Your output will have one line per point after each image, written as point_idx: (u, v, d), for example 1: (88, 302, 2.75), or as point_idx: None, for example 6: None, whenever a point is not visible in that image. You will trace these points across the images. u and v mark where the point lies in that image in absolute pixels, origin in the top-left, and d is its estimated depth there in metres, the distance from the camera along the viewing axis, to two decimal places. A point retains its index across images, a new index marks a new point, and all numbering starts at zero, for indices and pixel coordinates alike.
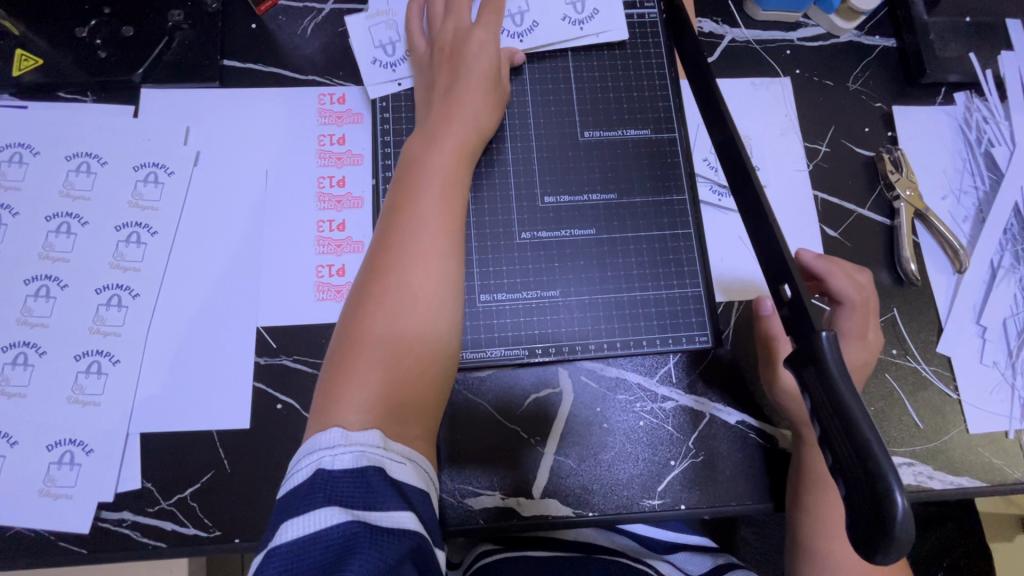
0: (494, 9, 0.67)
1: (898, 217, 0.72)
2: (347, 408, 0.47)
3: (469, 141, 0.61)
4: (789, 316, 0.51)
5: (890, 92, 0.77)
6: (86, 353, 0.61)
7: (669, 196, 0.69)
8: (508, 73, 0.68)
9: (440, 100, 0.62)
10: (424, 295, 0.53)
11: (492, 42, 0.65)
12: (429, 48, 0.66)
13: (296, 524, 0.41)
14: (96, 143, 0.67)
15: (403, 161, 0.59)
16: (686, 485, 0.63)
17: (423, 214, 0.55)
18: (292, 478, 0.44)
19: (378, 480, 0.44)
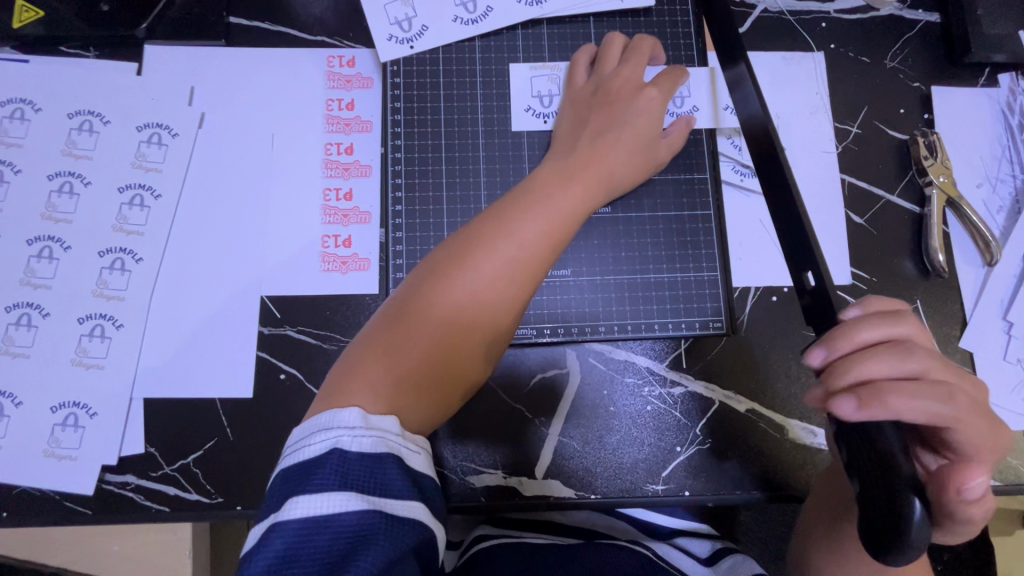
0: (670, 79, 0.62)
1: (928, 205, 0.69)
2: (364, 392, 0.46)
3: (598, 192, 0.56)
4: (810, 306, 0.50)
5: (930, 71, 0.73)
6: (90, 317, 0.61)
7: (690, 174, 0.66)
8: (670, 143, 0.62)
9: (585, 140, 0.58)
10: (482, 328, 0.50)
11: (661, 106, 0.60)
12: (588, 90, 0.62)
13: (307, 504, 0.40)
14: (99, 101, 0.65)
15: (522, 185, 0.56)
16: (691, 471, 0.63)
17: (512, 244, 0.51)
18: (305, 450, 0.42)
19: (394, 472, 0.42)
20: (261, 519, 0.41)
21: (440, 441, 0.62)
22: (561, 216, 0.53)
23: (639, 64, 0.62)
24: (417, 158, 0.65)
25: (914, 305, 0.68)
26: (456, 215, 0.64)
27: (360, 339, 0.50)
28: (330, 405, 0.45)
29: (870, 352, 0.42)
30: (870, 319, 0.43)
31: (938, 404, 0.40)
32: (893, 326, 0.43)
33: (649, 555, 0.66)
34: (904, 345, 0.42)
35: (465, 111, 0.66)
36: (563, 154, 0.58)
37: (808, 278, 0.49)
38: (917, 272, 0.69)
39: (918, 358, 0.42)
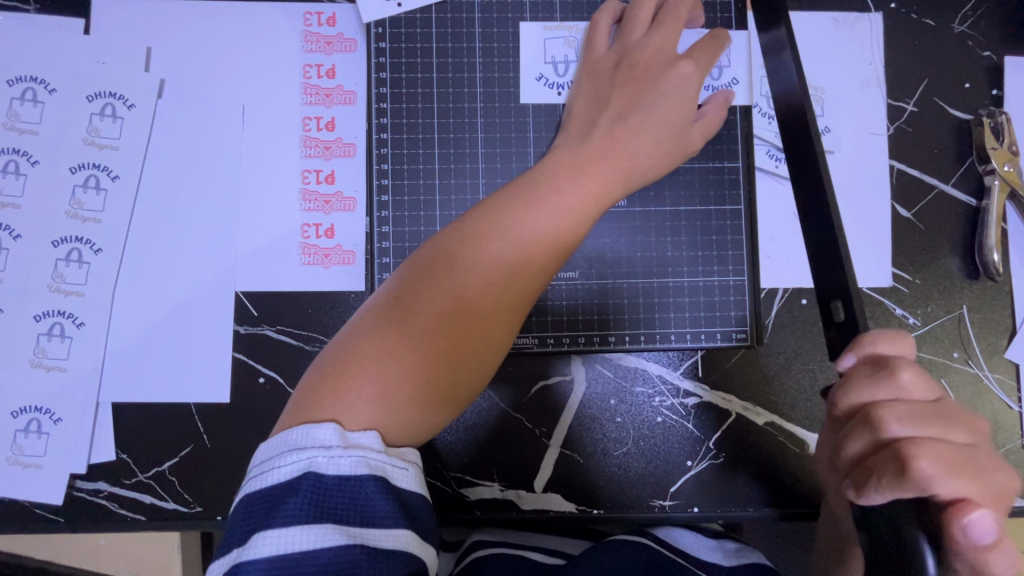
0: (709, 52, 0.53)
1: (986, 198, 0.61)
2: (339, 406, 0.39)
3: (616, 187, 0.48)
4: (835, 339, 0.44)
5: (1004, 38, 0.62)
6: (47, 314, 0.55)
7: (719, 162, 0.58)
8: (705, 125, 0.53)
9: (604, 126, 0.50)
10: (481, 340, 0.43)
11: (697, 84, 0.51)
12: (614, 59, 0.53)
13: (276, 538, 0.34)
14: (42, 65, 0.57)
15: (527, 175, 0.48)
16: (702, 487, 0.58)
17: (514, 244, 0.43)
18: (275, 473, 0.37)
19: (377, 496, 0.36)
20: (225, 553, 0.36)
21: (434, 452, 0.58)
22: (572, 212, 0.45)
23: (673, 28, 0.53)
24: (406, 138, 0.57)
25: (959, 310, 0.61)
26: (450, 207, 0.57)
27: (337, 343, 0.43)
28: (302, 419, 0.39)
29: (849, 427, 0.37)
30: (850, 382, 0.38)
31: (933, 479, 0.32)
32: (880, 386, 0.36)
33: (650, 543, 0.55)
34: (885, 406, 0.36)
35: (462, 84, 0.57)
36: (577, 138, 0.50)
37: (837, 309, 0.43)
38: (966, 274, 0.61)
39: (902, 421, 0.35)
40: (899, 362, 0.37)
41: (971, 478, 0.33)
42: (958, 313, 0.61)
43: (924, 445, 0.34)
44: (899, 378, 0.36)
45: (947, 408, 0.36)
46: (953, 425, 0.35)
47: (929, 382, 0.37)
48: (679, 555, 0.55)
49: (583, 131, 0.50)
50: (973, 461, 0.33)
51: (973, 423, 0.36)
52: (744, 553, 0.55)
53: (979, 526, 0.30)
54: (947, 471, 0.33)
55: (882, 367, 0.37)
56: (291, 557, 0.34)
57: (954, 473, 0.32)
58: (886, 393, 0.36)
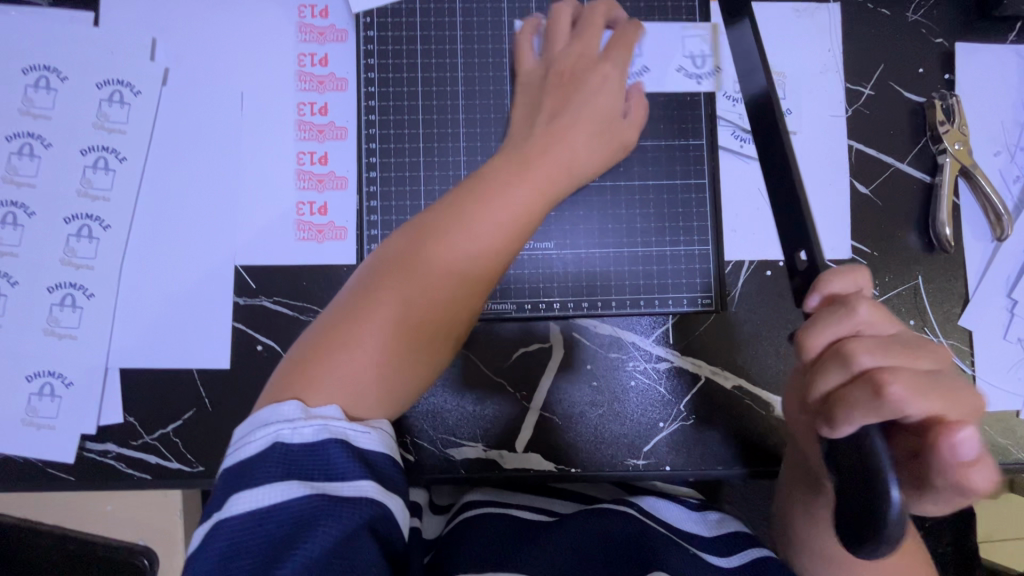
0: (625, 46, 0.58)
1: (939, 174, 0.65)
2: (304, 391, 0.43)
3: (561, 179, 0.52)
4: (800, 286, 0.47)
5: (955, 25, 0.67)
6: (60, 286, 0.59)
7: (685, 141, 0.62)
8: (637, 117, 0.58)
9: (541, 127, 0.55)
10: (436, 324, 0.47)
11: (617, 83, 0.57)
12: (542, 69, 0.58)
13: (248, 498, 0.38)
14: (55, 54, 0.61)
15: (478, 175, 0.52)
16: (673, 447, 0.62)
17: (464, 238, 0.47)
18: (245, 447, 0.40)
19: (340, 454, 0.40)
20: (204, 520, 0.39)
21: (420, 414, 0.61)
22: (518, 206, 0.49)
23: (591, 35, 0.58)
24: (392, 120, 0.61)
25: (915, 281, 0.65)
26: (434, 182, 0.61)
27: (304, 339, 0.47)
28: (269, 404, 0.43)
29: (821, 365, 0.40)
30: (817, 320, 0.41)
31: (900, 398, 0.36)
32: (842, 323, 0.40)
33: (635, 514, 0.60)
34: (850, 340, 0.39)
35: (444, 70, 0.61)
36: (520, 139, 0.55)
37: (801, 258, 0.46)
38: (921, 246, 0.65)
39: (870, 352, 0.38)
40: (857, 300, 0.40)
41: (937, 395, 0.36)
42: (914, 283, 0.65)
43: (895, 371, 0.37)
44: (858, 313, 0.39)
45: (906, 338, 0.40)
46: (916, 353, 0.38)
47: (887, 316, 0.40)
48: (664, 526, 0.60)
49: (524, 134, 0.55)
50: (938, 382, 0.37)
51: (934, 348, 0.39)
52: (723, 523, 0.61)
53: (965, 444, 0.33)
54: (913, 392, 0.36)
55: (845, 305, 0.40)
56: (263, 511, 0.37)
57: (920, 393, 0.36)
58: (848, 329, 0.40)
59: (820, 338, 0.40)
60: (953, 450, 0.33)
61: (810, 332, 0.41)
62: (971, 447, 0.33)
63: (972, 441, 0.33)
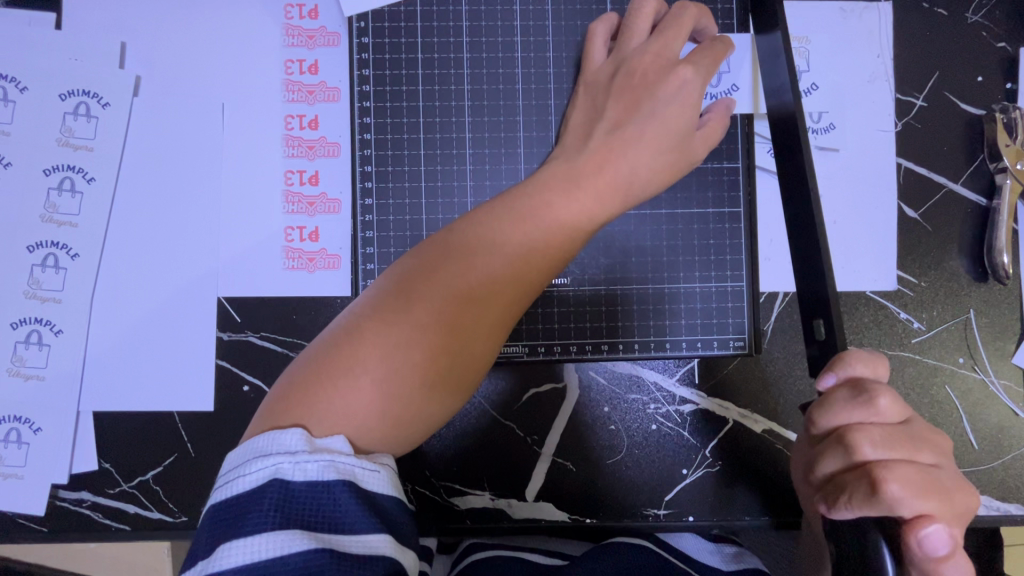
0: (714, 55, 0.49)
1: (997, 197, 0.58)
2: (312, 413, 0.37)
3: (612, 203, 0.45)
4: (815, 356, 0.43)
5: (1020, 28, 0.59)
6: (24, 321, 0.54)
7: (717, 162, 0.55)
8: (716, 128, 0.50)
9: (600, 136, 0.48)
10: (463, 356, 0.40)
11: (697, 92, 0.48)
12: (610, 69, 0.51)
13: (241, 549, 0.33)
14: (13, 62, 0.54)
15: (521, 187, 0.45)
16: (696, 495, 0.57)
17: (501, 259, 0.42)
18: (241, 481, 0.35)
19: (348, 500, 0.35)
20: (190, 568, 0.34)
21: (423, 461, 0.56)
22: (560, 230, 0.43)
23: (674, 35, 0.50)
24: (390, 138, 0.54)
25: (966, 314, 0.59)
26: (436, 210, 0.55)
27: (322, 340, 0.41)
28: (271, 422, 0.37)
29: (824, 448, 0.37)
30: (828, 402, 0.37)
31: (899, 498, 0.33)
32: (857, 410, 0.36)
33: (652, 547, 0.54)
34: (859, 429, 0.35)
35: (448, 81, 0.55)
36: (572, 152, 0.48)
37: (820, 328, 0.42)
38: (974, 276, 0.59)
39: (875, 444, 0.35)
40: (876, 386, 0.36)
41: (932, 494, 0.34)
42: (965, 318, 0.59)
43: (894, 467, 0.34)
44: (878, 405, 0.35)
45: (916, 429, 0.36)
46: (921, 445, 0.35)
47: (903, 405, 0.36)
48: (682, 561, 0.53)
49: (581, 141, 0.48)
50: (938, 481, 0.34)
51: (936, 442, 0.36)
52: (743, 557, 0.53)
53: (934, 540, 0.32)
54: (914, 492, 0.33)
55: (862, 392, 0.36)
56: (257, 566, 0.32)
57: (920, 494, 0.33)
58: (861, 417, 0.36)
59: (830, 421, 0.37)
60: (922, 545, 0.32)
61: (821, 415, 0.37)
62: (941, 542, 0.32)
63: (944, 537, 0.32)
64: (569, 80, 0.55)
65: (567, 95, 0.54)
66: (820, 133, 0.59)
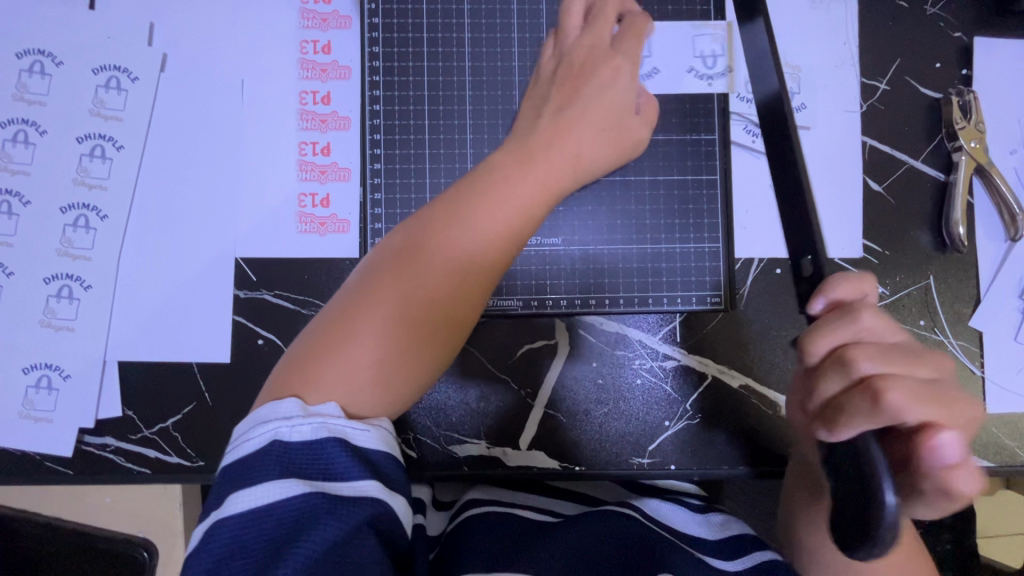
0: (638, 41, 0.56)
1: (954, 172, 0.63)
2: (306, 385, 0.41)
3: (569, 174, 0.49)
4: (806, 293, 0.47)
5: (974, 20, 0.65)
6: (56, 277, 0.58)
7: (696, 135, 0.60)
8: (653, 112, 0.57)
9: (548, 117, 0.52)
10: (443, 323, 0.44)
11: (629, 73, 0.54)
12: (553, 63, 0.56)
13: (247, 497, 0.37)
14: (51, 39, 0.59)
15: (483, 168, 0.48)
16: (677, 446, 0.62)
17: (469, 238, 0.44)
18: (243, 445, 0.39)
19: (339, 453, 0.39)
20: (203, 517, 0.38)
21: (423, 412, 0.61)
22: (524, 204, 0.46)
23: (602, 27, 0.56)
24: (397, 111, 0.59)
25: (926, 280, 0.64)
26: (440, 175, 0.60)
27: (312, 326, 0.44)
28: (271, 396, 0.41)
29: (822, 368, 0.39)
30: (820, 325, 0.39)
31: (900, 406, 0.35)
32: (845, 329, 0.39)
33: (638, 517, 0.58)
34: (852, 347, 0.38)
35: (450, 58, 0.60)
36: (527, 131, 0.51)
37: (808, 264, 0.46)
38: (933, 245, 0.64)
39: (872, 360, 0.37)
40: (858, 304, 0.39)
41: (935, 404, 0.36)
42: (925, 283, 0.64)
43: (898, 381, 0.36)
44: (862, 320, 0.38)
45: (907, 346, 0.39)
46: (916, 359, 0.38)
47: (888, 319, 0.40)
48: (670, 532, 0.57)
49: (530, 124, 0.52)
50: (939, 394, 0.36)
51: (933, 357, 0.38)
52: (727, 525, 0.58)
53: (947, 447, 0.34)
54: (916, 401, 0.35)
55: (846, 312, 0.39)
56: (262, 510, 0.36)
57: (921, 402, 0.35)
58: (850, 334, 0.39)
59: (823, 342, 0.39)
60: (935, 453, 0.34)
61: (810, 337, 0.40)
62: (955, 452, 0.34)
63: (955, 444, 0.34)
64: None
65: None
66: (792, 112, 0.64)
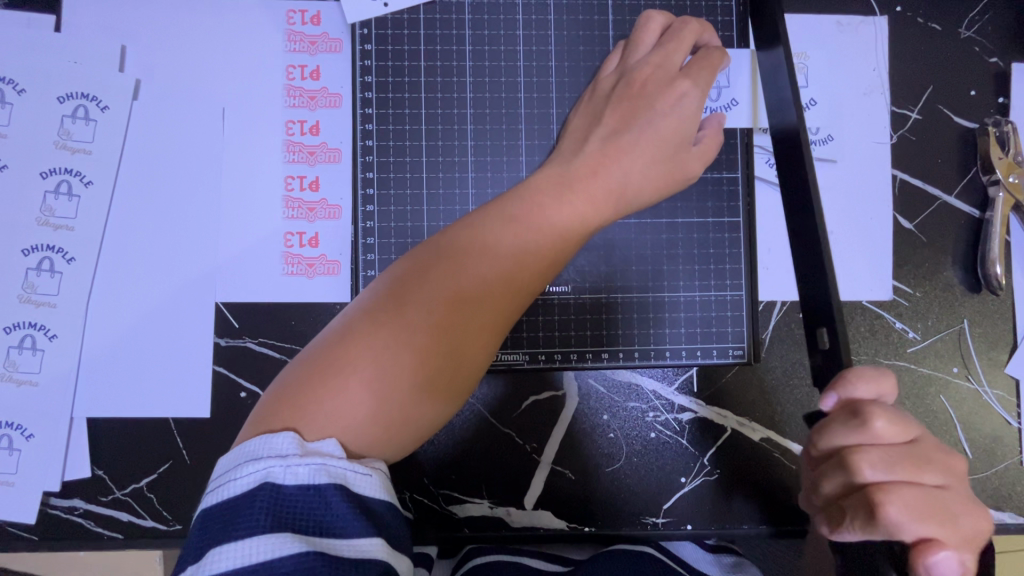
0: (709, 67, 0.50)
1: (991, 209, 0.59)
2: (302, 417, 0.36)
3: (605, 208, 0.45)
4: (820, 365, 0.43)
5: (1011, 45, 0.60)
6: (18, 326, 0.53)
7: (716, 172, 0.56)
8: (715, 142, 0.51)
9: (597, 141, 0.48)
10: (459, 357, 0.40)
11: (695, 103, 0.49)
12: (614, 81, 0.52)
13: (231, 552, 0.31)
14: (12, 64, 0.54)
15: (515, 191, 0.45)
16: (695, 504, 0.57)
17: (491, 261, 0.41)
18: (229, 486, 0.34)
19: (338, 502, 0.34)
20: (180, 574, 0.32)
21: (420, 469, 0.56)
22: (553, 231, 0.43)
23: (679, 47, 0.51)
24: (392, 145, 0.54)
25: (960, 324, 0.60)
26: (438, 217, 0.55)
27: (313, 346, 0.40)
28: (262, 428, 0.36)
29: (825, 467, 0.36)
30: (829, 426, 0.35)
31: (901, 526, 0.32)
32: (853, 433, 0.34)
33: (653, 551, 0.55)
34: (860, 452, 0.34)
35: (451, 89, 0.55)
36: (568, 156, 0.48)
37: (824, 337, 0.42)
38: (968, 287, 0.60)
39: (878, 468, 0.34)
40: (873, 406, 0.35)
41: (939, 518, 0.33)
42: (959, 327, 0.60)
43: (897, 493, 0.33)
44: (874, 426, 0.34)
45: (923, 448, 0.35)
46: (927, 465, 0.34)
47: (906, 420, 0.35)
48: (682, 566, 0.54)
49: (572, 152, 0.48)
50: (942, 504, 0.33)
51: (946, 461, 0.34)
52: (739, 567, 0.54)
53: (943, 567, 0.31)
54: (918, 519, 0.32)
55: (858, 414, 0.34)
56: (247, 571, 0.31)
57: (924, 521, 0.32)
58: (861, 438, 0.34)
59: (828, 442, 0.36)
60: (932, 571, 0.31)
61: (819, 434, 0.36)
62: None
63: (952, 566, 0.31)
64: (571, 90, 0.55)
65: (570, 104, 0.55)
66: (818, 145, 0.60)
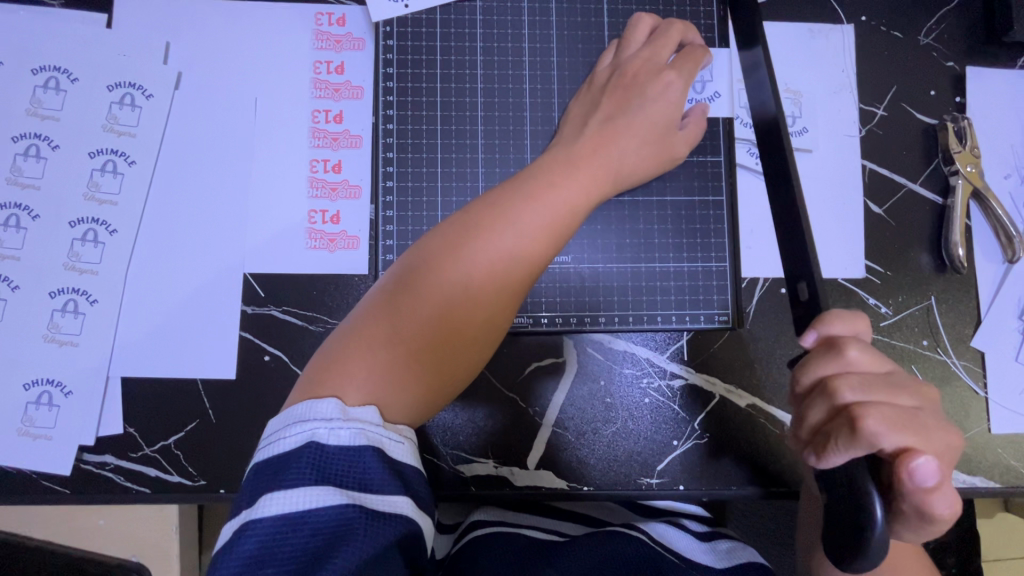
0: (693, 61, 0.57)
1: (952, 196, 0.65)
2: (345, 385, 0.41)
3: (604, 182, 0.51)
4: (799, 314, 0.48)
5: (965, 50, 0.67)
6: (62, 291, 0.58)
7: (702, 157, 0.61)
8: (698, 128, 0.57)
9: (596, 126, 0.54)
10: (479, 321, 0.45)
11: (680, 91, 0.55)
12: (610, 73, 0.58)
13: (281, 500, 0.35)
14: (66, 56, 0.60)
15: (525, 174, 0.50)
16: (686, 466, 0.61)
17: (512, 238, 0.45)
18: (280, 443, 0.38)
19: (376, 465, 0.38)
20: (234, 516, 0.36)
21: (430, 429, 0.60)
22: (562, 215, 0.47)
23: (666, 43, 0.57)
24: (411, 130, 0.60)
25: (928, 301, 0.65)
26: (451, 194, 0.60)
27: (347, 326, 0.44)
28: (307, 395, 0.40)
29: (811, 397, 0.43)
30: (811, 359, 0.43)
31: (881, 436, 0.39)
32: (833, 363, 0.42)
33: (646, 538, 0.57)
34: (840, 378, 0.41)
35: (463, 80, 0.61)
36: (572, 140, 0.54)
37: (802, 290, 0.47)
38: (933, 267, 0.65)
39: (855, 390, 0.41)
40: (849, 339, 0.42)
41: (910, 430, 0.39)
42: (927, 304, 0.65)
43: (876, 409, 0.40)
44: (849, 355, 0.41)
45: (893, 377, 0.42)
46: (899, 389, 0.41)
47: (877, 355, 0.42)
48: (672, 552, 0.57)
49: (574, 137, 0.54)
50: (915, 419, 0.40)
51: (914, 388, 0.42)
52: (734, 552, 0.57)
53: (923, 470, 0.38)
54: (895, 430, 0.39)
55: (836, 347, 0.42)
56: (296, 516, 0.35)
57: (899, 430, 0.39)
58: (839, 368, 0.42)
59: (812, 375, 0.43)
60: (914, 475, 0.38)
61: (804, 370, 0.43)
62: (931, 475, 0.38)
63: (932, 468, 0.38)
64: (571, 84, 0.61)
65: (570, 95, 0.61)
66: (795, 136, 0.66)
